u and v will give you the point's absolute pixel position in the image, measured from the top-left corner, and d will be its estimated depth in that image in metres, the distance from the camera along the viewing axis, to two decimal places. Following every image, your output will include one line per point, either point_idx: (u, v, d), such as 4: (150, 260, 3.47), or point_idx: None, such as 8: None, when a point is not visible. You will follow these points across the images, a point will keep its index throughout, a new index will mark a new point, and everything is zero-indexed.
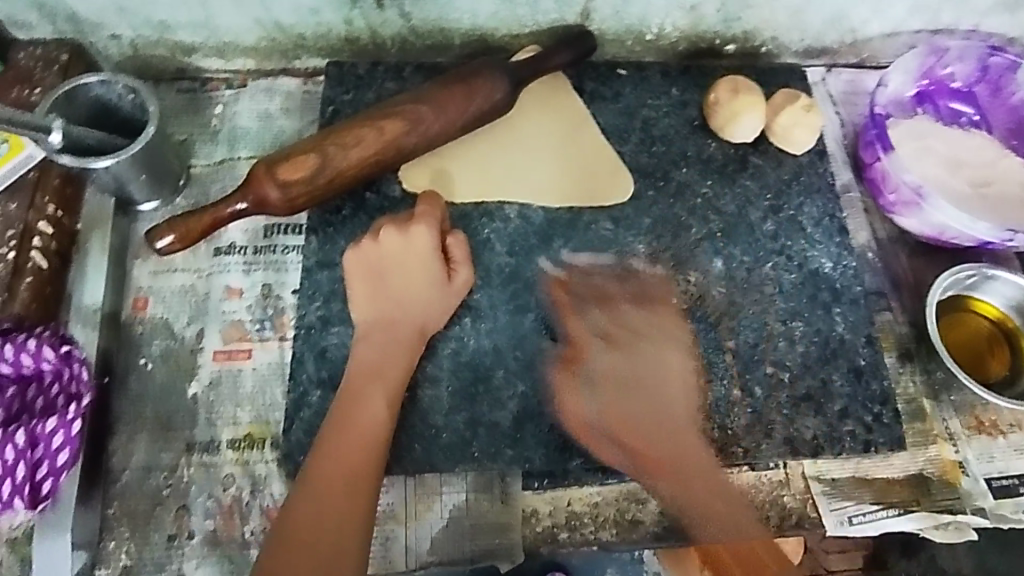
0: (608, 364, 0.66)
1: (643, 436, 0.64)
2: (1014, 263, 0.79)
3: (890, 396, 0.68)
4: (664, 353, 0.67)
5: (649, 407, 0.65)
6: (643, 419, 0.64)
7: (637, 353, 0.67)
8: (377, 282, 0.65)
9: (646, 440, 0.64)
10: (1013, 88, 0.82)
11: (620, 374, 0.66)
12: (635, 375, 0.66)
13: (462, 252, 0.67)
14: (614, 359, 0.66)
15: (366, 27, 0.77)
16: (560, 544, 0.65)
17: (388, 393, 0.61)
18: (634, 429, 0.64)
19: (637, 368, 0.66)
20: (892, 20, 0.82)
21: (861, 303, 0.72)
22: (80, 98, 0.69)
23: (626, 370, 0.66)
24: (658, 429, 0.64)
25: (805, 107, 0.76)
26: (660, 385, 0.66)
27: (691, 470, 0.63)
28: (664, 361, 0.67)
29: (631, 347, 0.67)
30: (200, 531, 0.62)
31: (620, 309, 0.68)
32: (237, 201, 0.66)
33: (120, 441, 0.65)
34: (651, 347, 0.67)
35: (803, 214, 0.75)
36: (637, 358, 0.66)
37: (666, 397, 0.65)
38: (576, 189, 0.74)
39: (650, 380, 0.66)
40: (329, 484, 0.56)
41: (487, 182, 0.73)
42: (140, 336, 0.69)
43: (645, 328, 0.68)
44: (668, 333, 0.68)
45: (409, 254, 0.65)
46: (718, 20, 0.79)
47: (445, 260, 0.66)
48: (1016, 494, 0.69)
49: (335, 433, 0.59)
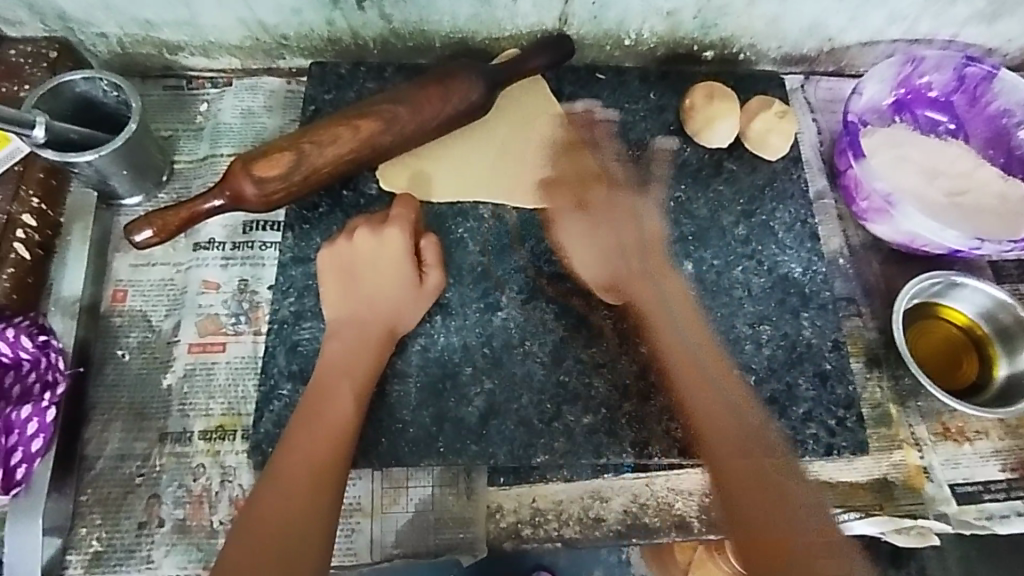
0: (677, 360, 0.67)
1: (716, 436, 0.63)
2: (986, 272, 0.80)
3: (854, 400, 0.69)
4: (641, 217, 0.73)
5: (735, 447, 0.63)
6: (702, 374, 0.66)
7: (643, 301, 0.69)
8: (348, 283, 0.66)
9: (742, 469, 0.62)
10: (990, 98, 0.83)
11: (614, 232, 0.72)
12: (716, 432, 0.64)
13: (434, 254, 0.68)
14: (612, 261, 0.71)
15: (348, 29, 0.78)
16: (523, 540, 0.66)
17: (357, 390, 0.62)
18: (739, 453, 0.62)
19: (619, 256, 0.71)
20: (869, 29, 0.82)
21: (830, 308, 0.72)
22: (65, 94, 0.70)
23: (603, 215, 0.72)
24: (645, 270, 0.71)
25: (779, 113, 0.77)
26: (648, 285, 0.70)
27: (709, 411, 0.65)
28: (687, 313, 0.70)
29: (619, 236, 0.72)
30: (169, 518, 0.63)
31: (613, 227, 0.72)
32: (213, 196, 0.67)
33: (95, 430, 0.66)
34: (619, 218, 0.73)
35: (776, 219, 0.76)
36: (667, 327, 0.68)
37: (647, 219, 0.73)
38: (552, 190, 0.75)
39: (620, 229, 0.72)
40: (296, 476, 0.57)
41: (463, 183, 0.74)
42: (118, 328, 0.70)
43: (617, 212, 0.73)
44: (648, 213, 0.74)
45: (380, 254, 0.66)
46: (695, 26, 0.80)
47: (417, 261, 0.68)
48: (980, 501, 0.70)
49: (304, 427, 0.60)
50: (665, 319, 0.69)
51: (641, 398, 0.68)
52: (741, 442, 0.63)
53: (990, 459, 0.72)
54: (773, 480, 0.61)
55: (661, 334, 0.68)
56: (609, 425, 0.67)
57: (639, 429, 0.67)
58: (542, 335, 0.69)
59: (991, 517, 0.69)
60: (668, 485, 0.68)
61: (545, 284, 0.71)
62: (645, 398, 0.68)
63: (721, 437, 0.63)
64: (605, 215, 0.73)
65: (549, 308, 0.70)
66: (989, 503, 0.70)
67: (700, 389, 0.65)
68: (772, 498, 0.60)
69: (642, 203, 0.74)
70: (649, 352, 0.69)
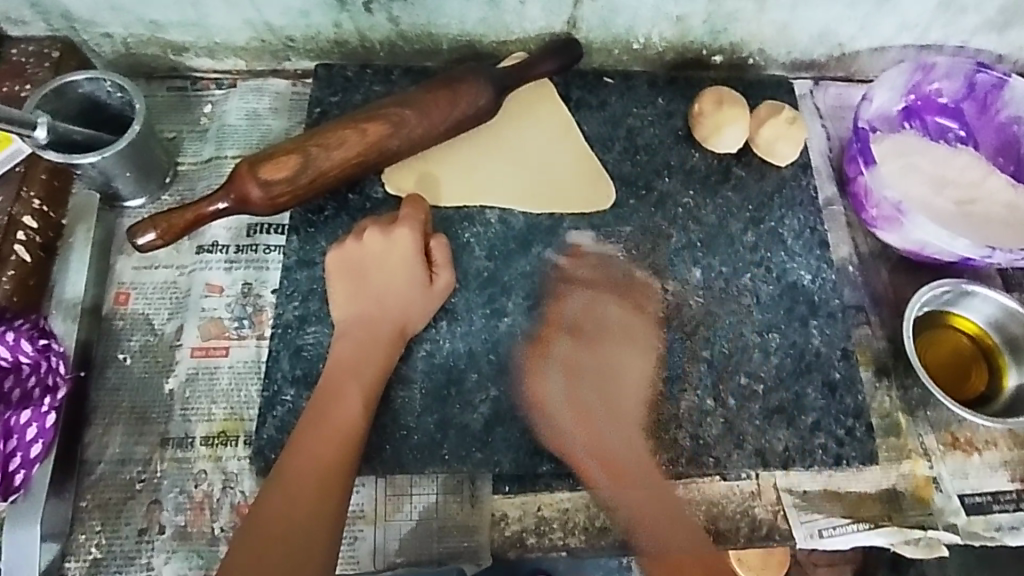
0: (602, 423, 0.66)
1: (637, 479, 0.64)
2: (996, 281, 0.79)
3: (863, 410, 0.68)
4: (627, 362, 0.68)
5: (652, 490, 0.64)
6: (627, 417, 0.66)
7: (593, 413, 0.66)
8: (356, 284, 0.66)
9: (653, 523, 0.64)
10: (1000, 106, 0.82)
11: (602, 370, 0.67)
12: (625, 479, 0.65)
13: (444, 254, 0.67)
14: (595, 406, 0.66)
15: (355, 31, 0.78)
16: (527, 549, 0.65)
17: (365, 393, 0.62)
18: (649, 493, 0.64)
19: (608, 381, 0.67)
20: (880, 35, 0.82)
21: (839, 316, 0.72)
22: (69, 95, 0.70)
23: (608, 376, 0.67)
24: (614, 394, 0.66)
25: (789, 120, 0.77)
26: (620, 399, 0.66)
27: (631, 480, 0.64)
28: (624, 380, 0.67)
29: (597, 371, 0.67)
30: (170, 524, 0.63)
31: (612, 372, 0.67)
32: (219, 198, 0.66)
33: (96, 433, 0.66)
34: (615, 360, 0.68)
35: (784, 226, 0.75)
36: (609, 428, 0.65)
37: (623, 354, 0.68)
38: (558, 197, 0.74)
39: (612, 373, 0.67)
40: (302, 479, 0.57)
41: (470, 188, 0.73)
42: (121, 330, 0.70)
43: (620, 339, 0.69)
44: (632, 347, 0.68)
45: (389, 255, 0.66)
46: (705, 31, 0.80)
47: (426, 261, 0.67)
48: (990, 513, 0.69)
49: (310, 430, 0.59)
50: (604, 433, 0.65)
51: (648, 406, 0.67)
52: (646, 481, 0.65)
53: (1000, 471, 0.71)
54: (673, 505, 0.65)
55: (602, 428, 0.65)
56: None
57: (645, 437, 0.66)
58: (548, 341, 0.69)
59: (1000, 529, 0.68)
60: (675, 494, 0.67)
61: (552, 290, 0.71)
62: (652, 406, 0.67)
63: (621, 475, 0.65)
64: (585, 345, 0.68)
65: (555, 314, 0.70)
66: (999, 514, 0.69)
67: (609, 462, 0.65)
68: (661, 521, 0.64)
69: (624, 319, 0.69)
70: (656, 360, 0.68)
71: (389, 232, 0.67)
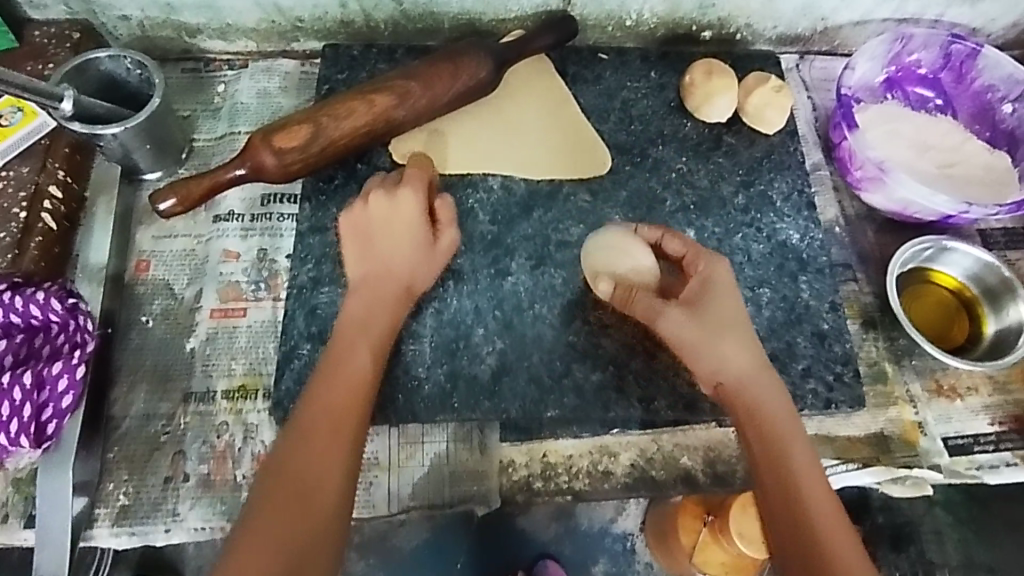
0: (752, 400, 0.60)
1: (815, 515, 0.55)
2: (975, 240, 0.83)
3: (851, 357, 0.72)
4: (741, 334, 0.62)
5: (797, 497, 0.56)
6: (796, 452, 0.58)
7: (751, 385, 0.60)
8: (367, 244, 0.68)
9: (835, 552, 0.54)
10: (975, 75, 0.86)
11: (717, 332, 0.61)
12: (784, 488, 0.57)
13: (448, 214, 0.69)
14: (751, 374, 0.60)
15: (361, 11, 0.82)
16: (534, 492, 0.69)
17: (372, 347, 0.64)
18: (806, 540, 0.55)
19: (732, 351, 0.61)
20: (861, 9, 0.86)
21: (827, 272, 0.75)
22: (91, 72, 0.73)
23: (717, 334, 0.61)
24: (731, 342, 0.61)
25: (775, 88, 0.80)
26: (746, 347, 0.61)
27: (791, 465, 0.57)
28: (782, 408, 0.60)
29: (718, 329, 0.61)
30: (194, 473, 0.66)
31: (720, 335, 0.61)
32: (235, 167, 0.70)
33: (121, 391, 0.69)
34: (716, 310, 0.62)
35: (773, 189, 0.79)
36: (768, 402, 0.60)
37: (729, 306, 0.62)
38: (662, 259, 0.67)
39: (730, 328, 0.61)
40: (320, 430, 0.59)
41: (616, 248, 0.68)
42: (142, 295, 0.73)
43: (711, 292, 0.63)
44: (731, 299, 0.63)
45: (398, 214, 0.68)
46: (694, 6, 0.83)
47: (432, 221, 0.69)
48: (971, 453, 0.72)
49: (324, 387, 0.61)
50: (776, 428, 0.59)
51: (647, 355, 0.70)
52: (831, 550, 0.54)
53: (981, 415, 0.74)
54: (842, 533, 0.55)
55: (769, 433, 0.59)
56: (616, 381, 0.69)
57: (646, 385, 0.69)
58: (551, 298, 0.72)
59: (981, 468, 0.72)
60: (674, 441, 0.70)
61: (553, 251, 0.74)
62: (651, 355, 0.70)
63: (782, 490, 0.56)
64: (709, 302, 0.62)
65: (557, 273, 0.73)
66: (980, 454, 0.72)
67: (786, 449, 0.58)
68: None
69: (714, 285, 0.63)
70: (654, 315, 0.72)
71: (393, 194, 0.69)
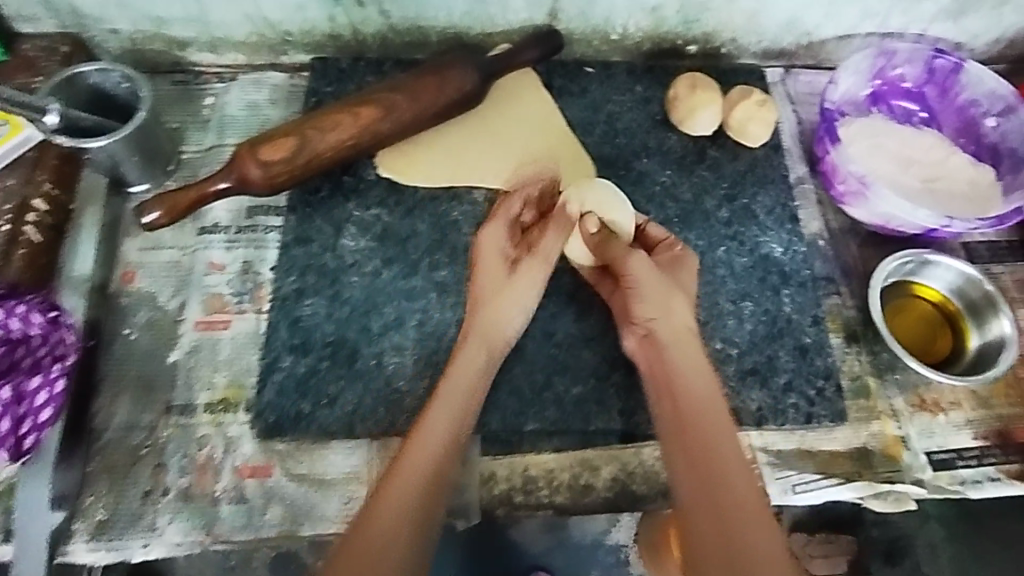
0: (678, 358, 0.62)
1: (728, 473, 0.56)
2: (960, 253, 0.83)
3: (833, 371, 0.72)
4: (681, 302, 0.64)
5: (710, 455, 0.57)
6: (712, 415, 0.59)
7: (679, 345, 0.62)
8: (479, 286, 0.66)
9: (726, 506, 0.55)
10: (959, 90, 0.87)
11: (653, 292, 0.64)
12: (695, 441, 0.58)
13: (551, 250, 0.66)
14: (678, 334, 0.63)
15: (348, 25, 0.82)
16: (514, 507, 0.67)
17: (459, 425, 0.60)
18: (714, 495, 0.56)
19: (664, 309, 0.63)
20: (844, 24, 0.87)
21: (809, 285, 0.76)
22: (80, 85, 0.74)
23: (651, 292, 0.64)
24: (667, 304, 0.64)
25: (759, 102, 0.81)
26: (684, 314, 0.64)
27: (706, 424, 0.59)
28: (705, 374, 0.61)
29: (655, 289, 0.64)
30: (174, 486, 0.66)
31: (656, 293, 0.64)
32: (220, 179, 0.70)
33: (103, 403, 0.69)
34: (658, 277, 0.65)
35: (757, 203, 0.79)
36: (692, 365, 0.61)
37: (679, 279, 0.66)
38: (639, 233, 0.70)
39: (668, 292, 0.64)
40: (398, 520, 0.55)
41: (607, 195, 0.70)
42: (127, 307, 0.73)
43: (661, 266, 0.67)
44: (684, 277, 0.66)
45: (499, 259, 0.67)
46: (679, 21, 0.84)
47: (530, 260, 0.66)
48: (954, 468, 0.72)
49: (406, 470, 0.57)
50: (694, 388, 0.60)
51: (627, 368, 0.71)
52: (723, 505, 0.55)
53: (964, 429, 0.74)
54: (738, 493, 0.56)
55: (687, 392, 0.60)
56: (596, 394, 0.70)
57: (625, 398, 0.70)
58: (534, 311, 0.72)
59: (963, 483, 0.71)
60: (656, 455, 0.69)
61: None
62: (631, 368, 0.71)
63: (695, 439, 0.58)
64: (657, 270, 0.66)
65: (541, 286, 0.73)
66: (962, 469, 0.72)
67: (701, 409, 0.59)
68: (733, 556, 0.53)
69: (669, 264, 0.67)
70: None
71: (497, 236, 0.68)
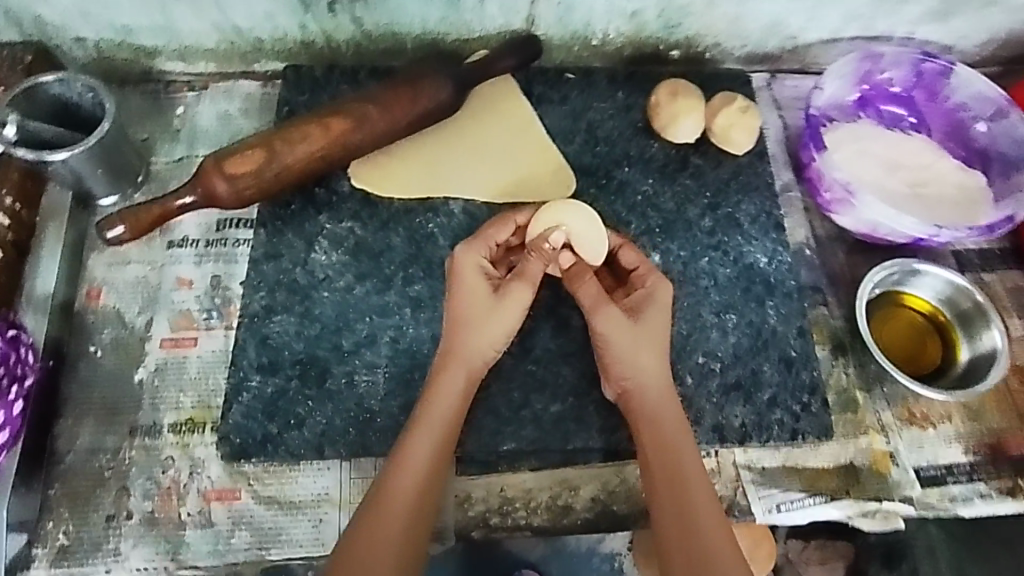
0: (647, 396, 0.62)
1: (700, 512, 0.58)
2: (950, 261, 0.81)
3: (818, 385, 0.70)
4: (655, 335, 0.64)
5: (684, 496, 0.59)
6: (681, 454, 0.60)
7: (648, 382, 0.62)
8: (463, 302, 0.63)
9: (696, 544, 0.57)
10: (947, 93, 0.85)
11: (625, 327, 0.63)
12: (667, 477, 0.60)
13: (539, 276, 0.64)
14: (648, 372, 0.62)
15: (321, 32, 0.80)
16: (491, 529, 0.66)
17: (441, 446, 0.59)
18: (688, 535, 0.57)
19: (636, 344, 0.63)
20: (829, 27, 0.85)
21: (794, 296, 0.74)
22: (40, 96, 0.72)
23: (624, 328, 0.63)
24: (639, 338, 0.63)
25: (741, 109, 0.79)
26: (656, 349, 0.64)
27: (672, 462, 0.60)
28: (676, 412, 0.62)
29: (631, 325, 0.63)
30: (138, 511, 0.64)
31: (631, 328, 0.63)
32: (185, 194, 0.68)
33: (66, 425, 0.67)
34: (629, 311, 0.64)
35: (741, 211, 0.77)
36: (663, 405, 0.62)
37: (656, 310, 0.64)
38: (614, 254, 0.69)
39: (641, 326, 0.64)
40: (381, 551, 0.55)
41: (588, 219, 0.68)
42: (92, 325, 0.71)
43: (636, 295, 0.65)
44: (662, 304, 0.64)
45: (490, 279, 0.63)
46: (660, 26, 0.82)
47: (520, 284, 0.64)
48: (944, 484, 0.70)
49: (387, 500, 0.56)
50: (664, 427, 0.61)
51: None
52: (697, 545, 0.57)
53: (955, 443, 0.72)
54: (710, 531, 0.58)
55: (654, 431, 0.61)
56: (575, 412, 0.68)
57: (606, 416, 0.68)
58: None
59: (954, 500, 0.69)
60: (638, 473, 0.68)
61: None
62: None
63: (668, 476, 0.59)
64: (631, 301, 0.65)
65: None
66: (953, 485, 0.70)
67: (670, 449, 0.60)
68: None
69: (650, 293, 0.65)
70: None
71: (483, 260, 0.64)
